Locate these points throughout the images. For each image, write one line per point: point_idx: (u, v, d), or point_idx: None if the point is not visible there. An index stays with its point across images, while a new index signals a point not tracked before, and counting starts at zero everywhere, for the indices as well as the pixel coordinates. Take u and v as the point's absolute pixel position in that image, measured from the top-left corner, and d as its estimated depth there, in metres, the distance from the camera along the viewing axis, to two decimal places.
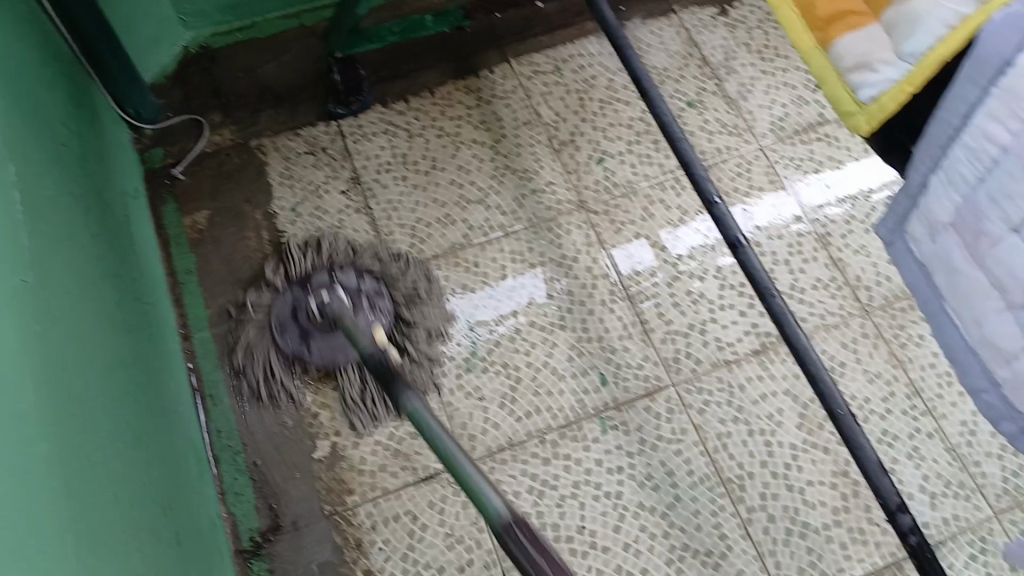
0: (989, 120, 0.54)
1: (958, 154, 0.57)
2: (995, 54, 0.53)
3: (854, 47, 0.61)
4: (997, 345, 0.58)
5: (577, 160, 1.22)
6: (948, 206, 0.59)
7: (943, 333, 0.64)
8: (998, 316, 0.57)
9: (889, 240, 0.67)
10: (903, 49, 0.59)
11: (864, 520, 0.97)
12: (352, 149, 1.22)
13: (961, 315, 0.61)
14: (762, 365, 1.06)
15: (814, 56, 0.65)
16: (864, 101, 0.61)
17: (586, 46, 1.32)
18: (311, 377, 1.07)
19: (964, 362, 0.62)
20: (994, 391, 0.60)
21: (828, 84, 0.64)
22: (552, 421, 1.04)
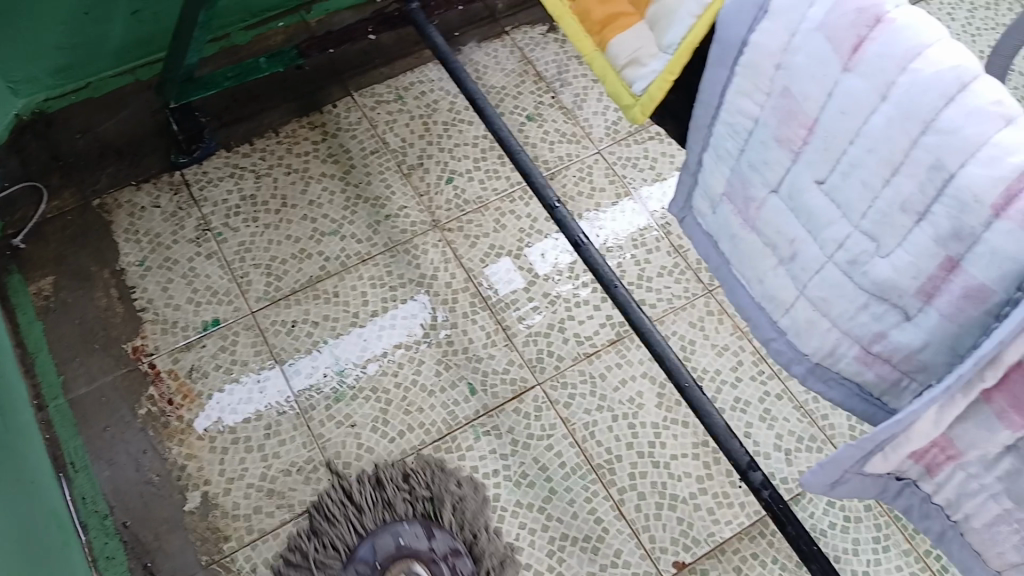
0: (738, 96, 0.58)
1: (720, 131, 0.60)
2: (732, 38, 0.56)
3: (624, 46, 0.63)
4: (777, 298, 0.62)
5: (427, 182, 1.25)
6: (721, 178, 0.62)
7: (732, 297, 0.67)
8: (775, 272, 0.61)
9: (680, 216, 0.69)
10: (664, 42, 0.61)
11: (727, 484, 1.02)
12: (199, 196, 1.22)
13: (745, 278, 0.64)
14: (620, 354, 1.10)
15: (596, 57, 0.67)
16: (638, 94, 0.63)
17: (426, 73, 1.36)
18: (174, 429, 1.05)
19: (753, 318, 0.65)
20: (782, 339, 0.63)
21: (609, 81, 0.66)
22: (426, 437, 1.05)
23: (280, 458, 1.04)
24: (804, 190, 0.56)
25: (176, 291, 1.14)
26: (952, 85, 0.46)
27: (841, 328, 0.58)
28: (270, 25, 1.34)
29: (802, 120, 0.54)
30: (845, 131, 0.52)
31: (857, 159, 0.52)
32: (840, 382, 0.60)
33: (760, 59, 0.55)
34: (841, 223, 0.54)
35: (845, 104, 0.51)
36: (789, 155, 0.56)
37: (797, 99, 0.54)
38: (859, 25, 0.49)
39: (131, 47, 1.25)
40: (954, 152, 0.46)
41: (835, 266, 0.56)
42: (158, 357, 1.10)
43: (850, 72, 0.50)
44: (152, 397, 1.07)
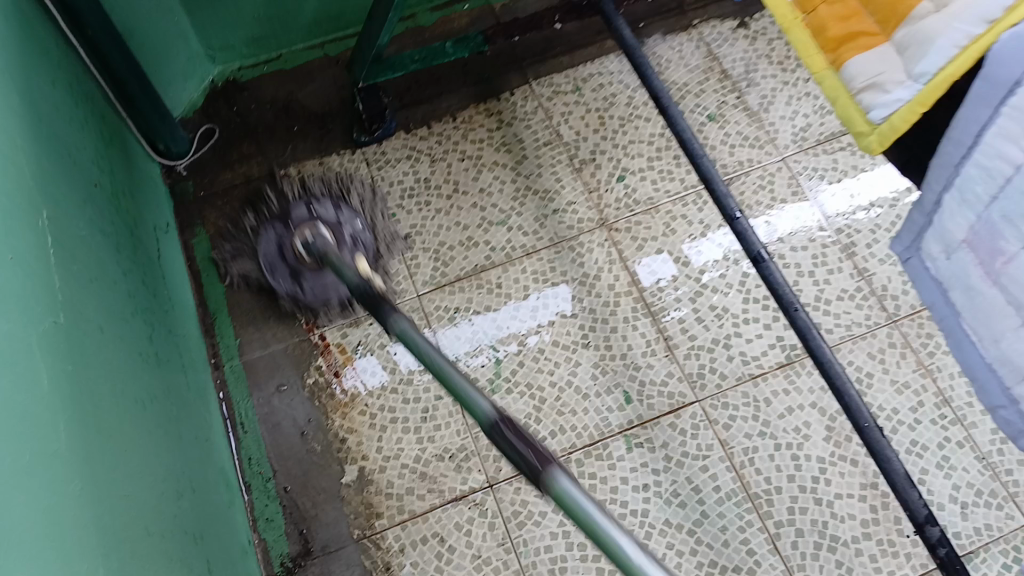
0: (1001, 139, 0.51)
1: (971, 172, 0.53)
2: (1008, 76, 0.50)
3: (863, 68, 0.58)
4: (1016, 364, 0.53)
5: (598, 179, 1.23)
6: (964, 224, 0.55)
7: (959, 353, 0.59)
8: (1015, 334, 0.53)
9: (906, 256, 0.63)
10: (915, 70, 0.55)
11: (894, 533, 0.95)
12: (376, 175, 1.25)
13: (978, 335, 0.56)
14: (788, 378, 1.05)
15: (827, 76, 0.61)
16: (875, 122, 0.58)
17: (606, 64, 1.32)
18: (337, 402, 1.09)
19: (981, 383, 0.56)
20: (1012, 409, 0.54)
21: (840, 105, 0.61)
22: (577, 441, 1.04)
23: (435, 443, 1.05)
24: None
25: None
26: None
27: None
28: (456, 8, 1.34)
29: None
30: None
31: None
32: None
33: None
34: None
35: None
36: None
37: None
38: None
39: (321, 22, 1.30)
40: None
41: None
42: (328, 330, 1.14)
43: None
44: (320, 367, 1.11)
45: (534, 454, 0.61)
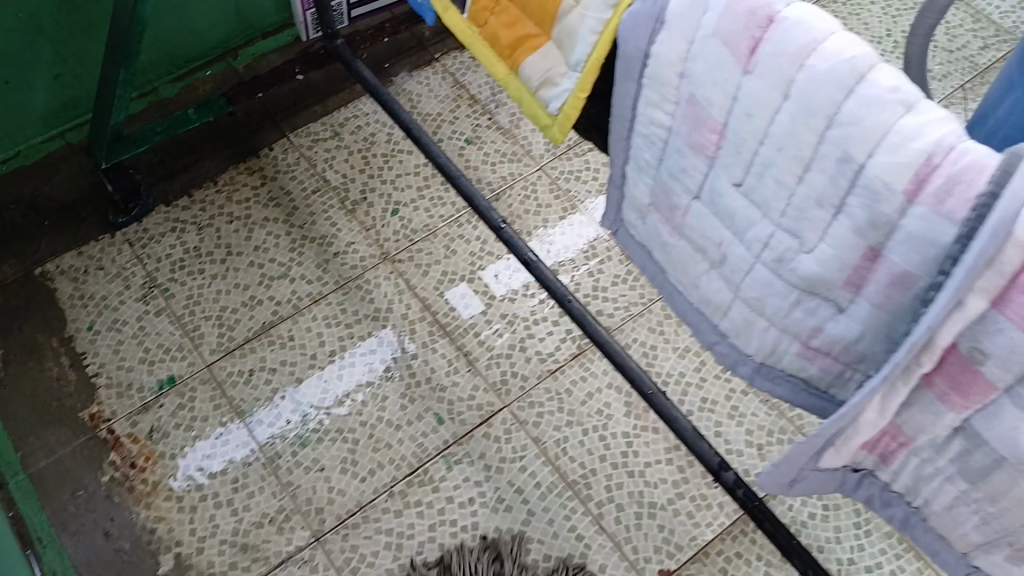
0: (650, 107, 0.57)
1: (638, 142, 0.60)
2: (635, 51, 0.55)
3: (534, 68, 0.63)
4: (713, 302, 0.61)
5: (373, 216, 1.25)
6: (645, 188, 0.63)
7: (674, 304, 0.66)
8: (708, 276, 0.61)
9: (613, 229, 0.69)
10: (572, 60, 0.60)
11: (704, 487, 1.02)
12: (141, 253, 1.20)
13: (681, 283, 0.64)
14: (583, 367, 1.11)
15: (510, 80, 0.67)
16: (555, 114, 0.63)
17: (360, 107, 1.35)
18: (141, 493, 1.03)
19: (695, 325, 0.64)
20: (724, 342, 0.62)
21: (526, 103, 0.66)
22: (397, 473, 1.04)
23: (251, 511, 1.02)
24: (724, 194, 0.55)
25: (128, 352, 1.12)
26: (846, 75, 0.45)
27: (777, 324, 0.57)
28: (200, 74, 1.33)
29: (712, 126, 0.54)
30: (751, 131, 0.51)
31: (768, 159, 0.51)
32: (786, 378, 0.59)
33: (663, 70, 0.54)
34: (763, 222, 0.54)
35: (748, 106, 0.50)
36: (703, 161, 0.56)
37: (702, 105, 0.54)
38: (751, 27, 0.48)
39: (57, 113, 1.24)
40: (857, 141, 0.45)
41: (764, 265, 0.55)
42: (116, 422, 1.07)
43: (750, 73, 0.49)
44: (114, 462, 1.05)
45: None
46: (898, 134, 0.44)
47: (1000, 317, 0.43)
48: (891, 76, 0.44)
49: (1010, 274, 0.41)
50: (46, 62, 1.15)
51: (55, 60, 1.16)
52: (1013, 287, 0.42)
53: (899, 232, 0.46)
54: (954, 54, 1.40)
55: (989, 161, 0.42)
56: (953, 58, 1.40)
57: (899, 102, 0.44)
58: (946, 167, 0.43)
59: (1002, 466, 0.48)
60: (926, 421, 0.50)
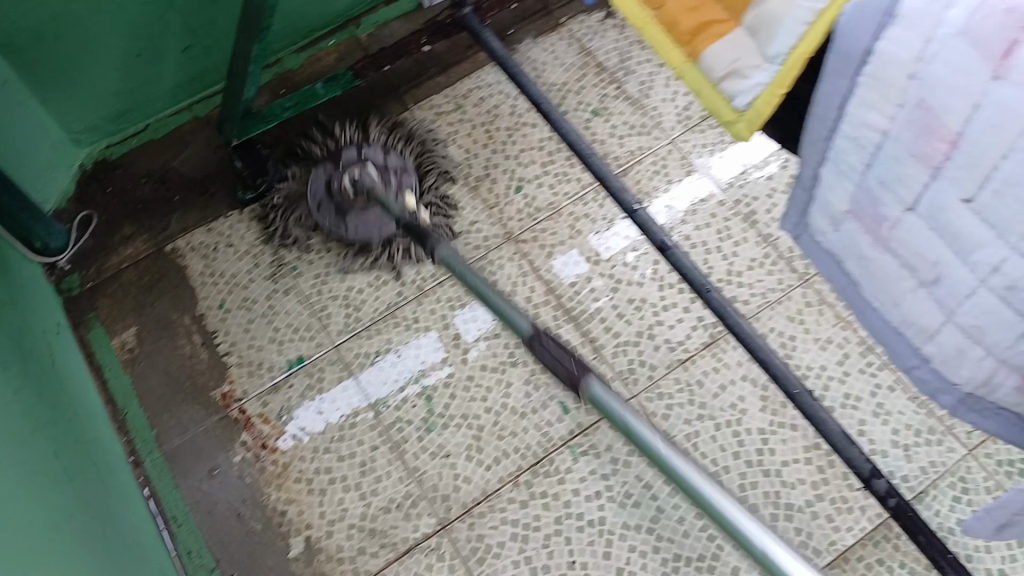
0: (864, 108, 0.48)
1: (843, 144, 0.51)
2: (854, 47, 0.47)
3: (722, 58, 0.55)
4: (917, 324, 0.51)
5: (496, 193, 1.20)
6: (844, 195, 0.53)
7: (865, 320, 0.57)
8: (914, 296, 0.51)
9: (796, 234, 0.60)
10: (769, 52, 0.52)
11: (845, 489, 0.98)
12: (268, 231, 1.20)
13: (879, 300, 0.54)
14: (716, 357, 1.07)
15: (687, 69, 0.58)
16: (743, 109, 0.55)
17: (483, 77, 1.29)
18: (271, 474, 1.04)
19: (892, 346, 0.55)
20: (925, 368, 0.53)
21: (706, 97, 0.58)
22: (522, 463, 1.02)
23: (378, 496, 1.01)
24: (947, 211, 0.46)
25: (257, 331, 1.13)
26: None
27: (998, 356, 0.47)
28: (321, 44, 1.30)
29: (943, 135, 0.44)
30: (995, 146, 0.42)
31: (1014, 178, 0.42)
32: (998, 411, 0.50)
33: (886, 68, 0.46)
34: (996, 245, 0.44)
35: (996, 116, 0.41)
36: (925, 173, 0.46)
37: (933, 111, 0.44)
38: (1011, 25, 0.40)
39: (184, 84, 1.24)
40: None
41: (992, 291, 0.46)
42: (247, 402, 1.08)
43: (1003, 79, 0.41)
44: (245, 443, 1.06)
45: (575, 366, 0.79)
46: None
47: None
48: None
49: None
50: (174, 34, 1.14)
51: (184, 32, 1.15)
52: None
53: None
54: None
55: None
56: None
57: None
58: None
59: None
60: None
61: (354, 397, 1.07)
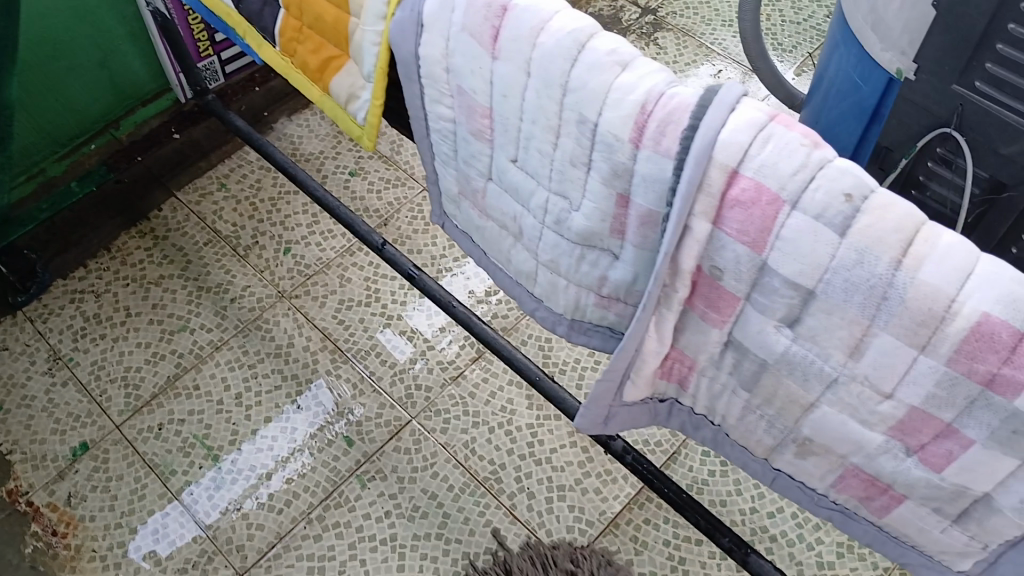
0: (433, 105, 0.60)
1: (435, 138, 0.63)
2: (406, 56, 0.58)
3: (338, 85, 0.67)
4: (524, 272, 0.64)
5: (266, 257, 1.27)
6: (452, 179, 0.65)
7: (498, 280, 0.69)
8: (515, 249, 0.63)
9: (442, 223, 0.71)
10: (364, 72, 0.64)
11: (607, 462, 1.09)
12: (43, 328, 1.21)
13: (498, 259, 0.66)
14: (484, 368, 1.17)
15: (326, 100, 0.70)
16: (362, 123, 0.67)
17: (244, 156, 1.38)
18: (64, 559, 1.04)
19: (519, 296, 0.67)
20: (541, 307, 0.64)
21: (341, 119, 0.69)
22: (313, 499, 1.07)
23: (174, 559, 1.03)
24: (506, 171, 0.59)
25: (39, 426, 1.14)
26: (572, 47, 0.50)
27: (573, 281, 0.59)
28: (82, 149, 1.31)
29: (481, 112, 0.57)
30: (512, 111, 0.55)
31: (530, 133, 0.55)
32: (594, 329, 0.61)
33: (434, 70, 0.57)
34: (538, 191, 0.57)
35: (503, 89, 0.54)
36: (486, 146, 0.59)
37: (471, 95, 0.57)
38: (490, 18, 0.52)
39: None
40: (590, 104, 0.50)
41: (549, 229, 0.58)
42: (33, 494, 1.09)
43: (498, 59, 0.53)
44: (35, 533, 1.06)
45: None
46: (618, 91, 0.49)
47: (722, 233, 0.47)
48: (609, 41, 0.49)
49: (720, 192, 0.46)
50: None
51: None
52: (725, 205, 0.46)
53: (636, 175, 0.50)
54: (800, 24, 1.49)
55: (691, 100, 0.47)
56: (799, 29, 1.48)
57: (615, 63, 0.49)
58: (658, 111, 0.48)
59: (768, 369, 0.51)
60: (699, 340, 0.54)
61: (143, 472, 1.10)
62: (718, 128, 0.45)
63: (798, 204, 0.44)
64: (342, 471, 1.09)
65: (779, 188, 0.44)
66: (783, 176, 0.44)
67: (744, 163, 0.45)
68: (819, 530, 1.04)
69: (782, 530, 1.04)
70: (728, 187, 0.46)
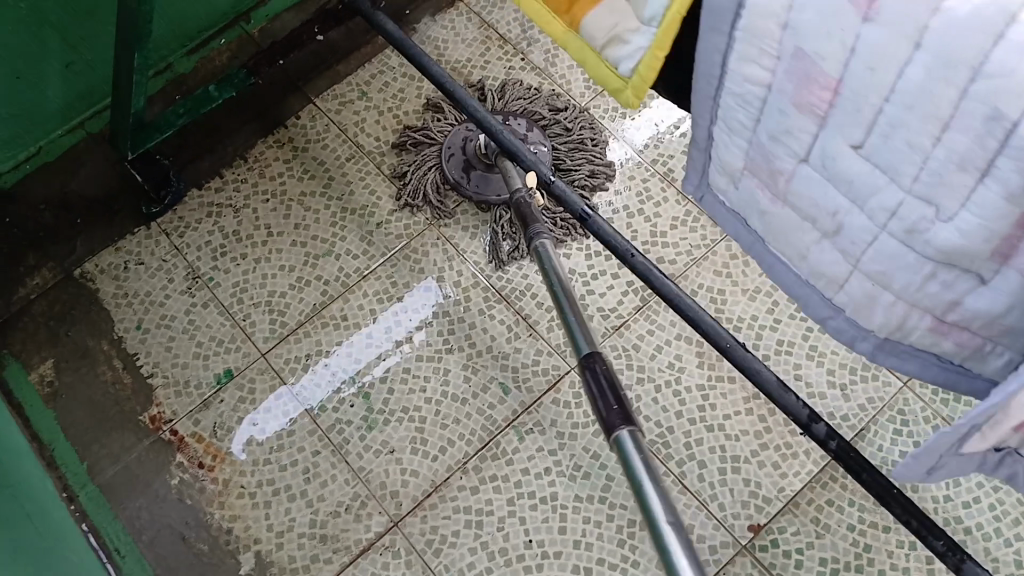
0: (744, 63, 0.47)
1: (728, 102, 0.50)
2: (723, 4, 0.46)
3: (600, 25, 0.54)
4: (827, 274, 0.52)
5: (412, 179, 1.18)
6: (738, 151, 0.52)
7: (773, 274, 0.57)
8: (820, 247, 0.51)
9: (698, 195, 0.59)
10: (644, 16, 0.51)
11: (788, 435, 1.02)
12: (180, 243, 1.15)
13: (786, 255, 0.54)
14: (650, 319, 1.08)
15: (570, 40, 0.58)
16: (627, 76, 0.54)
17: (386, 60, 1.26)
18: (212, 493, 1.01)
19: (804, 298, 0.55)
20: (839, 318, 0.53)
21: (592, 66, 0.57)
22: (469, 449, 1.01)
23: (326, 501, 0.99)
24: (836, 158, 0.46)
25: (180, 348, 1.09)
26: (996, 18, 0.37)
27: (906, 299, 0.48)
28: (212, 44, 1.20)
29: (823, 82, 0.44)
30: (876, 87, 0.42)
31: (897, 118, 0.42)
32: (915, 354, 0.51)
33: (762, 21, 0.45)
34: (888, 189, 0.44)
35: (870, 59, 0.41)
36: (814, 123, 0.46)
37: (812, 59, 0.44)
38: None
39: (73, 102, 1.10)
40: (1012, 97, 0.37)
41: (892, 235, 0.46)
42: (177, 423, 1.05)
43: (870, 21, 0.40)
44: (182, 463, 1.02)
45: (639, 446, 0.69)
46: None
47: None
48: None
49: None
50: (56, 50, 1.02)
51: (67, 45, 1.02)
52: None
53: None
54: None
55: None
56: None
57: None
58: None
59: None
60: None
61: (289, 405, 1.05)
62: None
63: None
64: (500, 420, 1.02)
65: None
66: None
67: None
68: (1019, 527, 0.96)
69: (978, 523, 0.96)
70: None
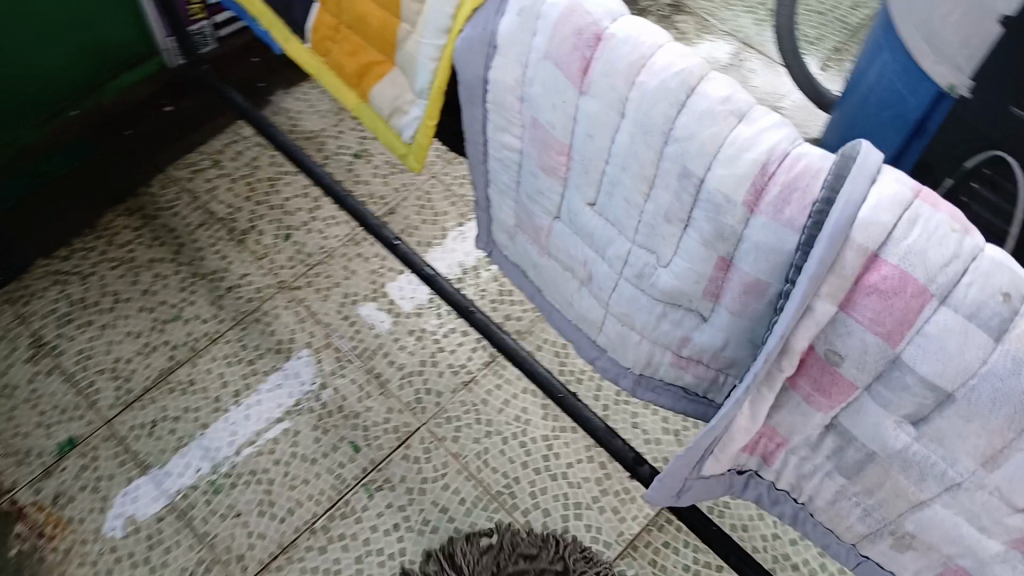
0: (498, 131, 0.52)
1: (494, 166, 0.55)
2: (472, 78, 0.50)
3: (382, 97, 0.57)
4: (589, 318, 0.57)
5: (265, 244, 1.20)
6: (509, 210, 0.57)
7: (552, 320, 0.62)
8: (579, 294, 0.57)
9: (488, 250, 0.64)
10: (416, 88, 0.55)
11: (627, 480, 1.05)
12: (24, 312, 1.13)
13: (555, 301, 0.60)
14: (497, 374, 1.12)
15: (363, 109, 0.61)
16: (409, 142, 0.58)
17: (238, 131, 1.30)
18: (50, 564, 0.97)
19: (575, 340, 0.61)
20: (604, 357, 0.59)
21: (381, 133, 0.60)
22: (318, 508, 1.01)
23: (169, 567, 0.97)
24: (580, 214, 0.51)
25: (21, 418, 1.06)
26: (680, 91, 0.42)
27: (648, 337, 0.54)
28: (64, 114, 1.23)
29: (557, 148, 0.50)
30: (596, 152, 0.47)
31: (616, 178, 0.47)
32: (665, 387, 0.56)
33: (504, 95, 0.50)
34: (620, 239, 0.50)
35: (588, 127, 0.47)
36: (557, 183, 0.52)
37: (546, 128, 0.49)
38: (580, 46, 0.44)
39: None
40: (697, 157, 0.42)
41: (627, 281, 0.52)
42: (18, 491, 1.02)
43: (585, 94, 0.46)
44: (20, 534, 0.99)
45: None
46: (735, 147, 0.41)
47: (850, 319, 0.42)
48: (722, 85, 0.42)
49: (854, 276, 0.40)
50: None
51: None
52: (859, 289, 0.40)
53: (746, 241, 0.43)
54: (824, 17, 1.41)
55: (825, 162, 0.40)
56: (824, 20, 1.41)
57: (731, 113, 0.41)
58: (782, 174, 0.41)
59: (874, 460, 0.47)
60: (797, 421, 0.49)
61: (133, 473, 1.03)
62: (858, 203, 0.39)
63: (949, 299, 0.38)
64: (347, 480, 1.03)
65: (928, 281, 0.38)
66: (933, 268, 0.38)
67: (887, 248, 0.39)
68: None
69: (804, 558, 1.02)
70: (865, 272, 0.40)
